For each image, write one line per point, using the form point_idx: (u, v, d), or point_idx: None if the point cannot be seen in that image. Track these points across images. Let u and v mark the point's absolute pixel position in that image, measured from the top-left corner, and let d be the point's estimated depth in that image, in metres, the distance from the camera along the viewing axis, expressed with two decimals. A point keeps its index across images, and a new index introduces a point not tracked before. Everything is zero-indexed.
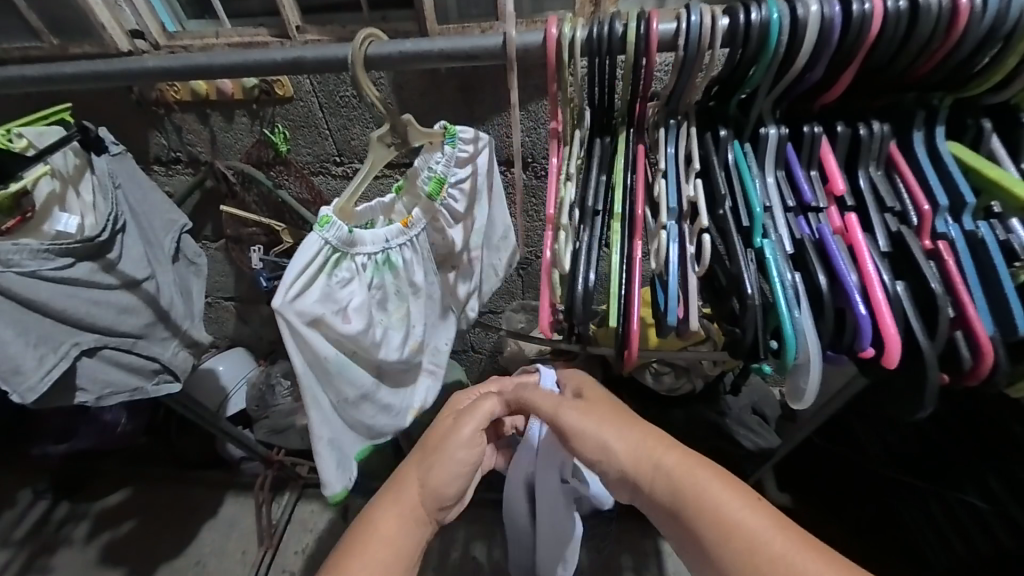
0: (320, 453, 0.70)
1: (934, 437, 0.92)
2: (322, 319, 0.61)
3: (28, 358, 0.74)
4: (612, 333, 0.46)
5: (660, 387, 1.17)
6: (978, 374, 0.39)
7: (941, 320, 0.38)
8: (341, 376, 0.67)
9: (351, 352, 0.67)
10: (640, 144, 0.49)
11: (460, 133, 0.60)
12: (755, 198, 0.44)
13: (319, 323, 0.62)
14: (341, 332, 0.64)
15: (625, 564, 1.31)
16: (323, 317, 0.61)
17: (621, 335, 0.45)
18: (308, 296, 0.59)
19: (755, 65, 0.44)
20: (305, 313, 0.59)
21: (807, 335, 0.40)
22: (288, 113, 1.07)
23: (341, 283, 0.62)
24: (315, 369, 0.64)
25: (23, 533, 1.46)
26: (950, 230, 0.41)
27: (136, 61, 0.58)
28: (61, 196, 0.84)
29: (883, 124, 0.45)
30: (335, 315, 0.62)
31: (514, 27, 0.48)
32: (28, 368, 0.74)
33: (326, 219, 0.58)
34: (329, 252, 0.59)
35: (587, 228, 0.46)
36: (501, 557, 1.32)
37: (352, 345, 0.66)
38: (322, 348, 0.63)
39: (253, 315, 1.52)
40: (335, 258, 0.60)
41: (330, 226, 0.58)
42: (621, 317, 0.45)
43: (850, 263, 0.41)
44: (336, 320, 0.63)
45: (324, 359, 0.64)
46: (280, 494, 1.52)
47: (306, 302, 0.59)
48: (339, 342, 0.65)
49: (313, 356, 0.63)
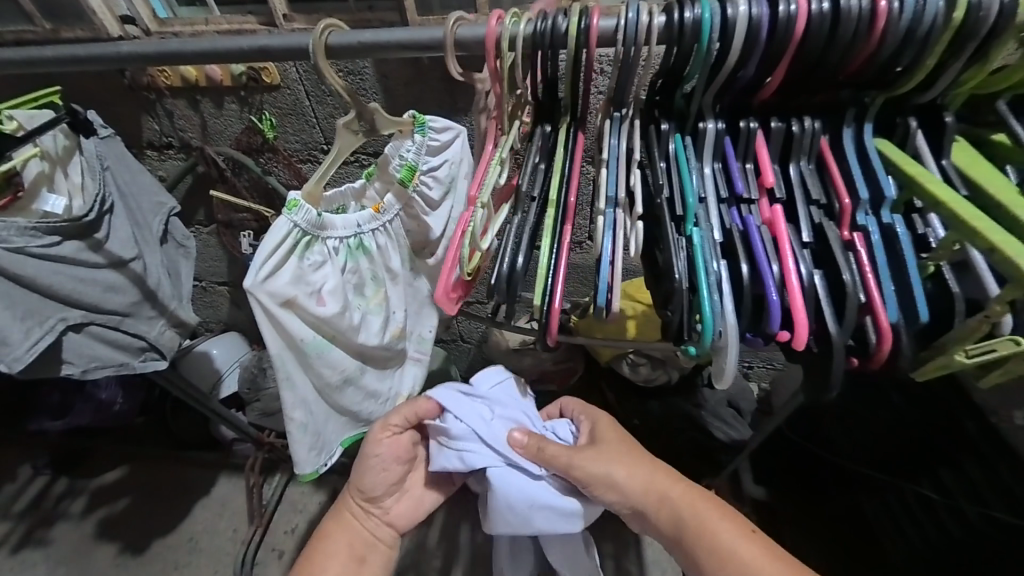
0: (292, 433, 0.72)
1: (894, 432, 0.96)
2: (294, 300, 0.62)
3: (15, 330, 0.77)
4: (537, 311, 0.49)
5: (636, 378, 1.16)
6: (880, 358, 0.41)
7: (850, 308, 0.41)
8: (321, 359, 0.69)
9: (329, 335, 0.68)
10: (581, 134, 0.54)
11: (429, 121, 0.61)
12: (690, 189, 0.47)
13: (291, 304, 0.63)
14: (317, 314, 0.64)
15: (605, 552, 1.34)
16: (295, 298, 0.62)
17: (543, 311, 0.48)
18: (279, 278, 0.60)
19: (690, 62, 0.46)
20: (277, 295, 0.60)
21: (727, 321, 0.43)
22: (276, 100, 1.09)
23: (313, 266, 0.63)
24: (291, 350, 0.66)
25: (23, 506, 1.51)
26: (869, 223, 0.43)
27: (118, 48, 0.61)
28: (50, 176, 0.86)
29: (815, 120, 0.47)
30: (309, 297, 0.63)
31: (455, 22, 0.51)
32: (14, 338, 0.77)
33: (296, 203, 0.60)
34: (299, 235, 0.61)
35: (520, 213, 0.51)
36: (484, 541, 1.36)
37: (330, 329, 0.68)
38: (298, 330, 0.65)
39: (246, 300, 1.55)
40: (306, 241, 0.62)
41: (299, 210, 0.60)
42: (546, 296, 0.48)
43: (771, 252, 0.44)
44: (310, 303, 0.63)
45: (299, 341, 0.65)
46: (271, 476, 1.55)
47: (278, 284, 0.60)
48: (316, 326, 0.66)
49: (287, 336, 0.64)
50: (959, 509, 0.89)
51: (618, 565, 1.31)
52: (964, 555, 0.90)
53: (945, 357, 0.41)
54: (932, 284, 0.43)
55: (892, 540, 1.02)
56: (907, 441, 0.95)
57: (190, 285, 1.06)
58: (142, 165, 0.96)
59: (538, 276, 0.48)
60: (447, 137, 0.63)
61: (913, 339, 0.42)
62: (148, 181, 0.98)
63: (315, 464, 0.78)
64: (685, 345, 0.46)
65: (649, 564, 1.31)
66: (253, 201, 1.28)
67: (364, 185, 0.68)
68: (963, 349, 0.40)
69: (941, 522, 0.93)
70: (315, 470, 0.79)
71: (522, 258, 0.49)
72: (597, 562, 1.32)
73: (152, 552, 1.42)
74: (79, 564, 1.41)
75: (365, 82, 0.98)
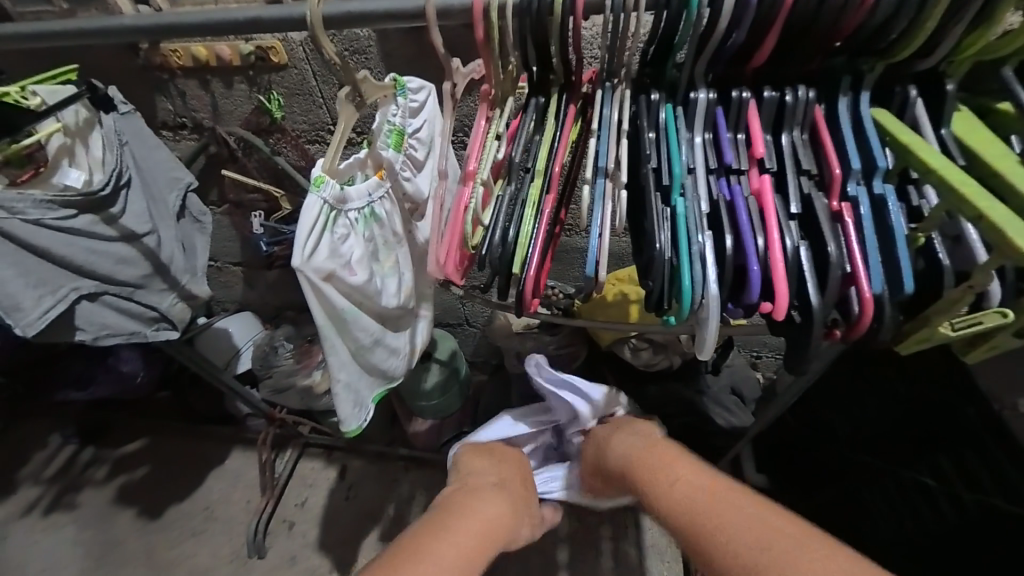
0: (336, 395, 0.72)
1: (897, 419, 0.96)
2: (332, 274, 0.64)
3: (27, 297, 0.80)
4: (516, 279, 0.50)
5: (637, 362, 1.06)
6: (860, 326, 0.41)
7: (833, 279, 0.41)
8: (355, 324, 0.70)
9: (358, 302, 0.69)
10: (572, 103, 0.54)
11: (408, 83, 0.63)
12: (678, 159, 0.46)
13: (329, 278, 0.64)
14: (350, 284, 0.66)
15: (603, 536, 1.29)
16: (333, 271, 0.63)
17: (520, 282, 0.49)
18: (319, 253, 0.61)
19: (679, 31, 0.46)
20: (320, 270, 0.62)
21: (708, 292, 0.43)
22: (283, 80, 1.10)
23: (340, 239, 0.64)
24: (333, 321, 0.66)
25: (52, 472, 1.59)
26: (858, 194, 0.43)
27: (128, 23, 0.62)
28: (71, 148, 0.89)
29: (809, 89, 0.46)
30: (343, 269, 0.65)
31: None
32: (27, 302, 0.80)
33: (320, 179, 0.60)
34: (327, 212, 0.61)
35: (515, 183, 0.51)
36: None
37: (359, 296, 0.69)
38: (337, 300, 0.65)
39: (259, 280, 1.58)
40: (332, 217, 0.62)
41: (325, 185, 0.60)
42: (525, 264, 0.49)
43: (757, 225, 0.43)
44: (344, 273, 0.65)
45: (338, 311, 0.66)
46: (283, 451, 1.60)
47: (318, 260, 0.61)
48: (349, 295, 0.68)
49: (328, 309, 0.65)
50: (956, 496, 0.88)
51: (617, 549, 1.27)
52: (967, 550, 0.88)
53: (929, 329, 0.41)
54: (920, 255, 0.42)
55: (874, 526, 1.04)
56: (906, 441, 0.96)
57: (204, 259, 1.08)
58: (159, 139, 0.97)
59: (519, 249, 0.49)
60: (423, 97, 0.66)
61: (896, 310, 0.42)
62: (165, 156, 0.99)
63: (360, 420, 0.77)
64: (663, 315, 0.46)
65: (649, 553, 1.26)
66: (261, 180, 1.29)
67: (367, 154, 0.66)
68: (948, 322, 0.40)
69: (939, 512, 0.92)
70: (360, 427, 0.77)
71: (514, 230, 0.49)
72: (595, 550, 1.27)
73: (171, 517, 1.49)
74: (104, 527, 1.48)
75: (369, 61, 0.96)
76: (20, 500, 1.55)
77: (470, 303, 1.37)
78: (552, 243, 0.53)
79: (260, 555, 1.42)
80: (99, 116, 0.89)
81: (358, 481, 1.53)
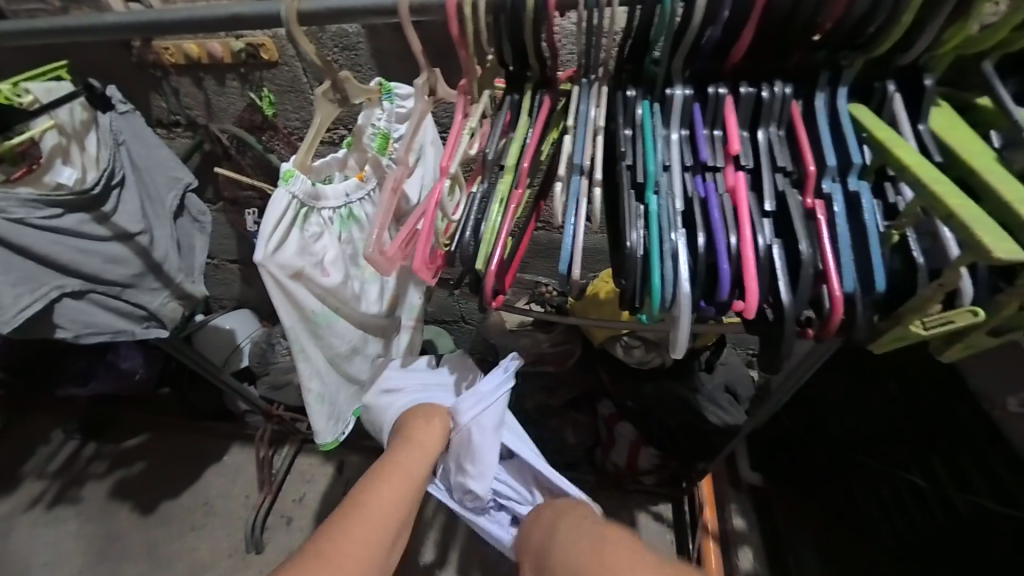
0: (309, 404, 0.74)
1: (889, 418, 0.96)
2: (302, 272, 0.64)
3: (6, 295, 0.80)
4: (477, 273, 0.49)
5: (628, 359, 1.05)
6: (831, 325, 0.41)
7: (805, 276, 0.40)
8: (328, 329, 0.71)
9: (333, 307, 0.70)
10: (549, 100, 0.54)
11: (396, 89, 0.64)
12: (653, 156, 0.45)
13: (299, 276, 0.64)
14: (322, 284, 0.67)
15: None
16: (302, 269, 0.64)
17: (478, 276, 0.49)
18: (286, 249, 0.62)
19: (654, 27, 0.46)
20: (287, 267, 0.62)
21: (679, 290, 0.43)
22: (275, 77, 1.10)
23: (313, 237, 0.64)
24: (304, 323, 0.67)
25: (55, 468, 1.61)
26: (833, 191, 0.42)
27: (114, 21, 0.62)
28: (65, 148, 0.88)
29: (786, 85, 0.46)
30: (314, 268, 0.65)
31: None
32: (5, 301, 0.80)
33: (290, 174, 0.61)
34: (298, 207, 0.62)
35: (487, 182, 0.51)
36: None
37: (335, 299, 0.69)
38: (307, 301, 0.66)
39: (256, 277, 1.57)
40: (303, 213, 0.62)
41: (295, 181, 0.61)
42: (488, 258, 0.49)
43: (730, 222, 0.43)
44: (316, 273, 0.65)
45: (309, 313, 0.67)
46: (281, 447, 1.61)
47: (284, 256, 0.62)
48: (322, 297, 0.68)
49: (297, 308, 0.66)
50: (948, 500, 0.90)
51: None
52: (945, 546, 0.92)
53: (903, 327, 0.41)
54: (895, 255, 0.42)
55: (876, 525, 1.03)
56: (907, 441, 0.94)
57: (203, 258, 1.07)
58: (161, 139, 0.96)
59: (483, 243, 0.49)
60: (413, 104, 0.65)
61: (871, 309, 0.42)
62: (166, 156, 0.97)
63: (334, 434, 0.79)
64: (636, 313, 0.46)
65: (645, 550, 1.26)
66: (256, 177, 1.29)
67: (348, 153, 0.66)
68: (920, 321, 0.40)
69: (931, 513, 0.92)
70: (335, 440, 0.79)
71: (484, 225, 0.49)
72: None
73: (172, 512, 1.51)
74: (106, 521, 1.50)
75: (360, 58, 0.95)
76: (23, 495, 1.56)
77: (466, 300, 1.36)
78: (527, 234, 0.54)
79: (258, 550, 1.43)
80: (97, 117, 0.89)
81: (355, 477, 1.54)
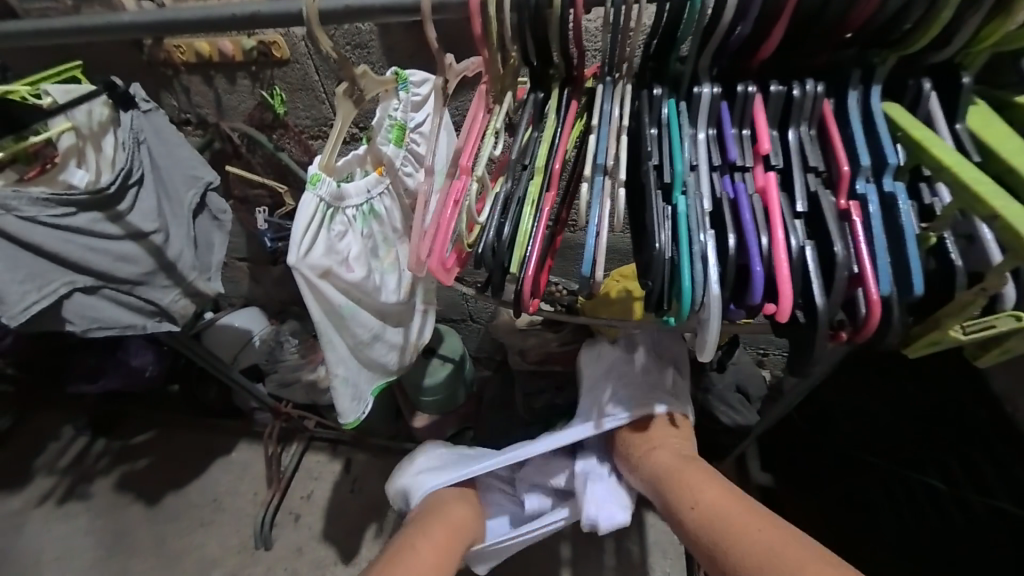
0: (336, 389, 0.72)
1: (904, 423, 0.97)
2: (330, 271, 0.64)
3: (11, 291, 0.78)
4: (512, 277, 0.50)
5: None
6: (868, 328, 0.40)
7: (839, 280, 0.40)
8: (354, 321, 0.70)
9: (356, 298, 0.69)
10: (572, 98, 0.53)
11: (411, 76, 0.62)
12: (681, 155, 0.45)
13: (327, 274, 0.64)
14: (347, 281, 0.66)
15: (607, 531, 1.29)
16: (330, 268, 0.63)
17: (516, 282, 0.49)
18: (315, 250, 0.62)
19: (683, 23, 0.45)
20: (316, 267, 0.62)
21: (708, 292, 0.42)
22: (286, 75, 1.09)
23: (338, 236, 0.64)
24: (331, 318, 0.66)
25: (66, 463, 1.62)
26: (867, 192, 0.41)
27: (130, 18, 0.62)
28: (81, 148, 0.87)
29: (817, 83, 0.45)
30: (340, 266, 0.65)
31: None
32: (10, 297, 0.79)
33: (316, 177, 0.60)
34: (325, 209, 0.62)
35: (511, 181, 0.50)
36: None
37: (358, 292, 0.69)
38: (332, 294, 0.65)
39: (265, 275, 1.57)
40: (329, 214, 0.62)
41: (321, 183, 0.60)
42: (523, 263, 0.49)
43: (761, 223, 0.42)
44: (341, 270, 0.65)
45: (335, 307, 0.66)
46: (289, 445, 1.61)
47: (316, 256, 0.62)
48: (346, 291, 0.67)
49: (324, 304, 0.65)
50: (966, 502, 0.92)
51: (620, 546, 1.26)
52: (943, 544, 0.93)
53: (940, 333, 0.40)
54: (930, 256, 0.41)
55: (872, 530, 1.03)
56: (907, 441, 0.98)
57: (220, 257, 1.05)
58: (181, 135, 0.95)
59: (515, 247, 0.49)
60: (426, 91, 0.63)
61: (905, 312, 0.41)
62: (186, 152, 0.97)
63: (357, 413, 0.77)
64: (663, 315, 0.45)
65: (653, 550, 1.26)
66: (265, 175, 1.28)
67: (367, 150, 0.66)
68: (959, 326, 0.39)
69: (948, 516, 0.94)
70: (358, 419, 0.77)
71: (510, 227, 0.49)
72: (599, 543, 1.28)
73: (182, 508, 1.52)
74: (117, 516, 1.51)
75: (372, 56, 0.94)
76: (34, 490, 1.58)
77: (475, 299, 1.35)
78: (553, 243, 0.53)
79: (267, 547, 1.44)
80: (118, 115, 0.88)
81: (362, 474, 1.54)
